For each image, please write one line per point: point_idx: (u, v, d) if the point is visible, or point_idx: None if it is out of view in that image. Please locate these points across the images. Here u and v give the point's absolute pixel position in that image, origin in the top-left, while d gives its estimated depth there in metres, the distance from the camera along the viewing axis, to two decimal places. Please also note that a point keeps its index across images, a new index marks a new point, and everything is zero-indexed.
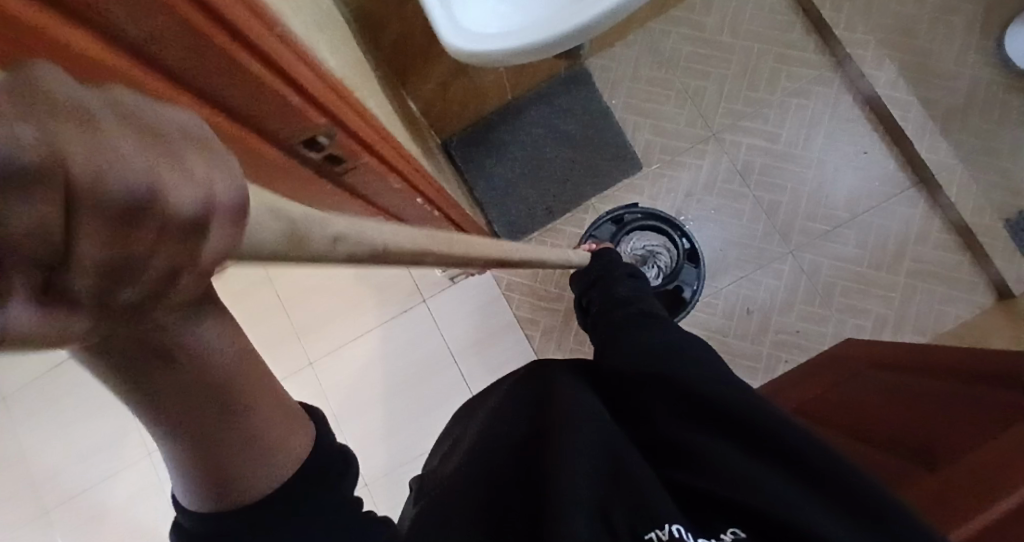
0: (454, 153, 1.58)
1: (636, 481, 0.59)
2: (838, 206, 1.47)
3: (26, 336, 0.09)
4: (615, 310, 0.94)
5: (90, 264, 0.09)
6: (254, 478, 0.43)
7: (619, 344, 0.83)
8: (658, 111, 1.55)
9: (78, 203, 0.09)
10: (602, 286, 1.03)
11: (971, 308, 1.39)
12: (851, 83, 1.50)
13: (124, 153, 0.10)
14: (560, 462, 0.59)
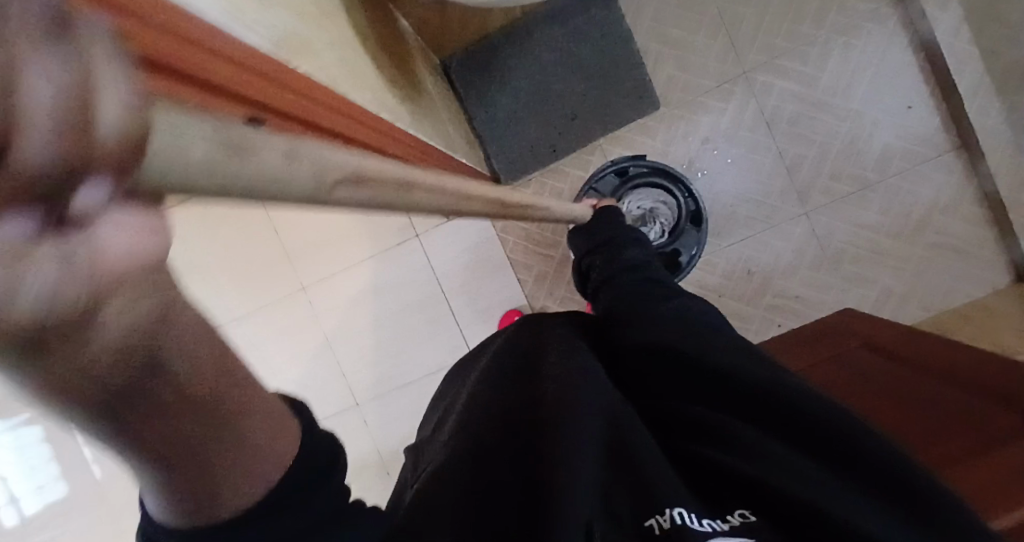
0: (454, 77, 1.43)
1: (635, 457, 0.57)
2: (867, 166, 1.34)
3: None
4: (623, 278, 0.88)
5: None
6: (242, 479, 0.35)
7: (626, 316, 0.79)
8: (686, 41, 1.38)
9: None
10: (606, 249, 0.95)
11: (984, 286, 1.32)
12: (910, 23, 1.31)
13: None
14: (566, 430, 0.56)
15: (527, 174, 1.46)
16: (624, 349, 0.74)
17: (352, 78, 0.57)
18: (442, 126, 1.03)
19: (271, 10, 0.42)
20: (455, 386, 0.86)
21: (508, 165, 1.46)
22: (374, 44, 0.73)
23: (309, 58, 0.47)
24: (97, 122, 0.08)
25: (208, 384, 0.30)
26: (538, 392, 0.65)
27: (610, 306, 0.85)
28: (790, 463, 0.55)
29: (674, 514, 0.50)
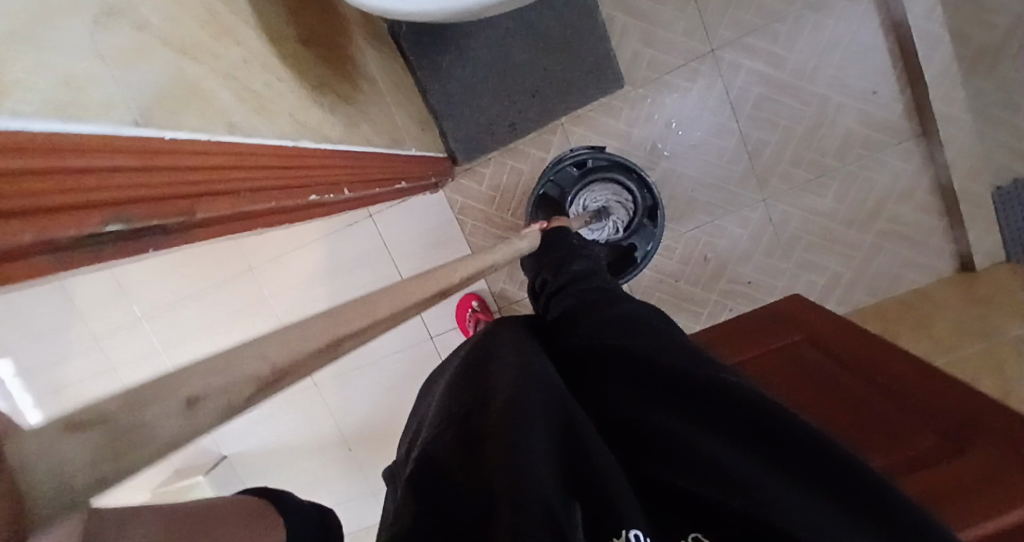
0: (404, 45, 1.31)
1: (587, 469, 0.41)
2: (827, 153, 1.33)
3: None
4: (567, 286, 0.78)
5: None
6: None
7: (575, 322, 0.67)
8: (655, 13, 1.29)
9: None
10: (555, 261, 0.86)
11: (928, 273, 1.38)
12: (884, 2, 1.26)
13: None
14: (515, 422, 0.41)
15: (485, 154, 1.39)
16: (575, 350, 0.60)
17: (260, 111, 0.50)
18: (387, 117, 0.95)
19: (140, 66, 0.36)
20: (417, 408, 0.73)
21: (465, 143, 1.38)
22: (296, 44, 0.65)
23: (203, 108, 0.41)
24: None
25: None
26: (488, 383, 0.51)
27: (552, 316, 0.74)
28: (780, 489, 0.40)
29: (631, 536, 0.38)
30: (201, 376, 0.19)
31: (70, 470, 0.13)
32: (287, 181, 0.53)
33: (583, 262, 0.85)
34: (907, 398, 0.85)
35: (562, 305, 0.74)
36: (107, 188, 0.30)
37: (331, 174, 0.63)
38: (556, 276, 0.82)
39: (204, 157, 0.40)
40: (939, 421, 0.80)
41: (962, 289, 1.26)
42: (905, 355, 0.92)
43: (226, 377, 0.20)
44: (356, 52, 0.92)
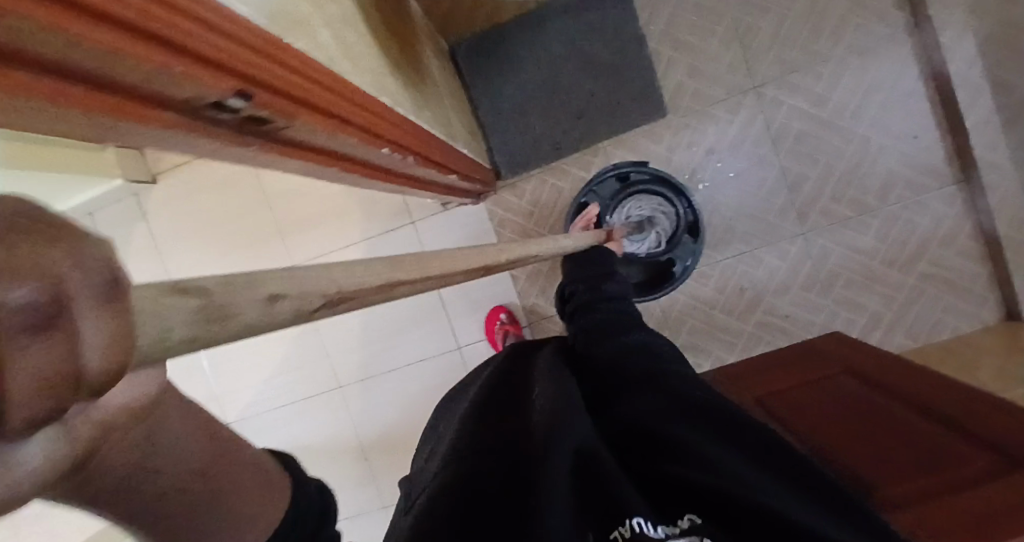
0: (460, 62, 1.41)
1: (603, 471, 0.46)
2: (869, 192, 1.34)
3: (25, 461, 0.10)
4: (596, 304, 0.81)
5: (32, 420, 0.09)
6: None
7: (596, 342, 0.72)
8: (700, 47, 1.36)
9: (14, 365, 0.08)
10: (591, 277, 0.89)
11: (971, 321, 1.33)
12: (923, 51, 1.29)
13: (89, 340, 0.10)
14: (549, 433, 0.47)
15: (527, 169, 1.45)
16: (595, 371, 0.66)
17: (352, 62, 0.55)
18: (444, 115, 1.01)
19: None
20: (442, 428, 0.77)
21: (509, 159, 1.45)
22: (377, 23, 0.72)
23: (310, 36, 0.46)
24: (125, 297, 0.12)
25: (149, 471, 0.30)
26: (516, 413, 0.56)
27: (579, 330, 0.78)
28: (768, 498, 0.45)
29: (632, 523, 0.41)
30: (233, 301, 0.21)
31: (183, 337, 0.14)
32: (369, 138, 0.58)
33: (617, 284, 0.88)
34: (949, 421, 0.81)
35: (586, 322, 0.78)
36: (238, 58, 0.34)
37: (401, 139, 0.68)
38: (589, 290, 0.85)
39: (312, 65, 0.44)
40: (989, 441, 0.74)
41: (1006, 337, 1.22)
42: (948, 386, 0.88)
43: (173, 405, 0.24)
44: (422, 53, 1.00)
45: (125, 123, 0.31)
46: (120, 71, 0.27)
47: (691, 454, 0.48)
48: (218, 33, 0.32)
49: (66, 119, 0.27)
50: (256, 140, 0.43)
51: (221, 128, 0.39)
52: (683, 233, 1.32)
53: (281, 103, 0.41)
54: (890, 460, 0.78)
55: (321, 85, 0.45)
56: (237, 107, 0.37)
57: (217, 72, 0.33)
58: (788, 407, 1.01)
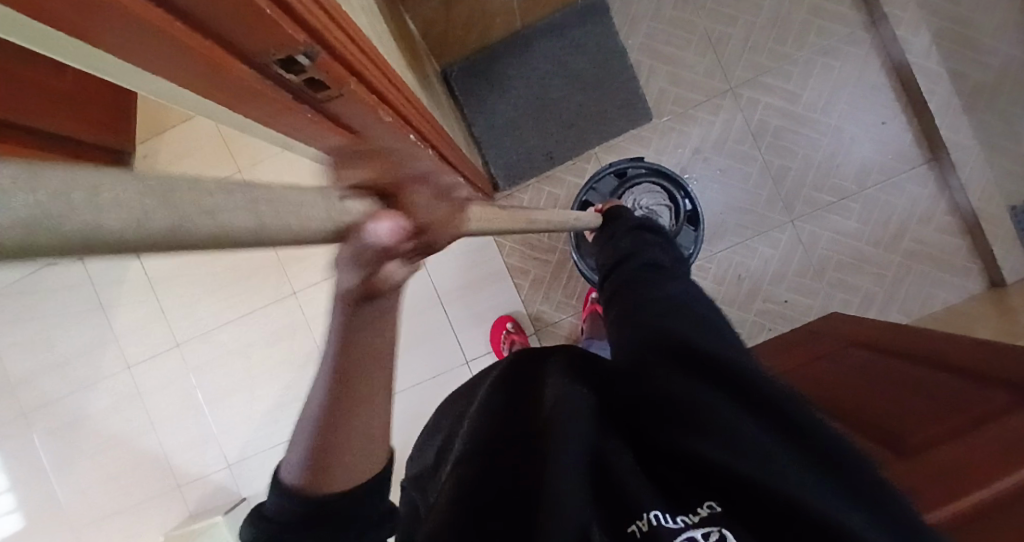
0: (452, 83, 1.46)
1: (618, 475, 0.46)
2: (848, 179, 1.42)
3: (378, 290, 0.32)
4: (622, 264, 0.86)
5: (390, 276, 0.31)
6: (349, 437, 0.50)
7: (629, 294, 0.76)
8: (677, 57, 1.45)
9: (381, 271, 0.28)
10: (615, 241, 0.95)
11: (960, 292, 1.40)
12: (882, 46, 1.40)
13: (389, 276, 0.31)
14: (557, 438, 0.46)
15: (523, 180, 1.49)
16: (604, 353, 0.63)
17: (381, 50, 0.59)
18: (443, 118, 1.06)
19: None
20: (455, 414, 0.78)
21: (506, 170, 1.49)
22: (391, 30, 0.78)
23: None
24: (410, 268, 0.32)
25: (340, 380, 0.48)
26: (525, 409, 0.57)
27: (611, 289, 0.83)
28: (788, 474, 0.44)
29: (649, 517, 0.42)
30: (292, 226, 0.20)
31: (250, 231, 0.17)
32: (402, 125, 0.61)
33: (637, 241, 0.92)
34: (949, 369, 0.84)
35: (614, 283, 0.83)
36: (307, 16, 0.37)
37: (424, 131, 0.71)
38: (614, 255, 0.90)
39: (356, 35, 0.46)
40: (1003, 377, 0.74)
41: (995, 302, 1.28)
42: (941, 340, 0.92)
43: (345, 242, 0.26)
44: (423, 66, 1.05)
45: (208, 66, 0.33)
46: (200, 6, 0.30)
47: (699, 435, 0.47)
48: None
49: (168, 49, 0.30)
50: (308, 108, 0.45)
51: (281, 91, 0.41)
52: (685, 224, 1.38)
53: (335, 71, 0.43)
54: (907, 415, 0.80)
55: (366, 59, 0.48)
56: (302, 65, 0.39)
57: (291, 23, 0.35)
58: (795, 386, 1.05)
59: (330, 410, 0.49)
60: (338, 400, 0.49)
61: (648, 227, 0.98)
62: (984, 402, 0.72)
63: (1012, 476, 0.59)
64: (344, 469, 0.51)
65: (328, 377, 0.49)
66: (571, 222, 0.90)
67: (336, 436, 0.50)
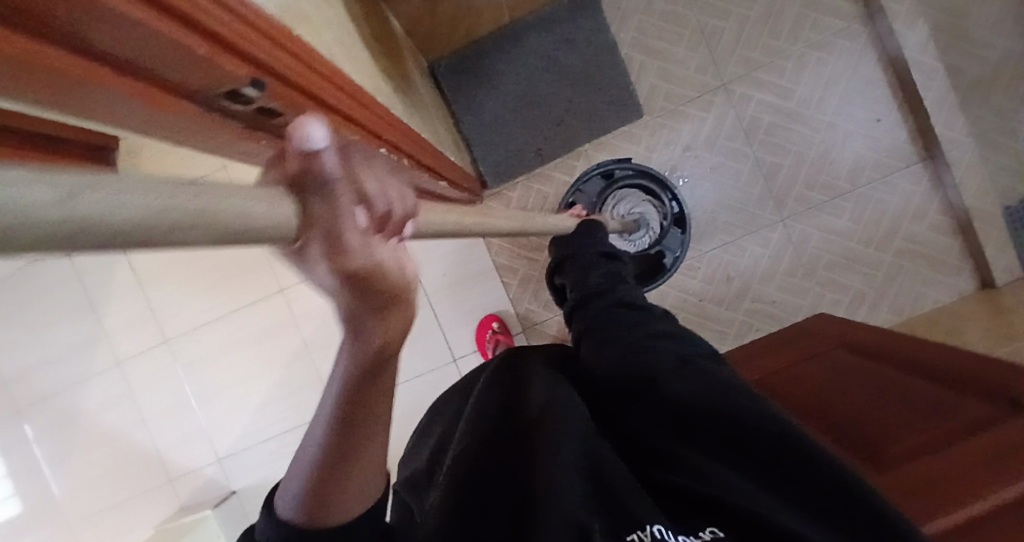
0: (441, 78, 1.44)
1: (615, 486, 0.48)
2: (840, 176, 1.40)
3: (333, 214, 0.23)
4: (587, 300, 0.81)
5: (327, 194, 0.23)
6: (352, 480, 0.46)
7: (596, 336, 0.71)
8: (668, 52, 1.42)
9: (307, 180, 0.23)
10: (577, 268, 0.92)
11: (950, 291, 1.39)
12: (878, 40, 1.37)
13: (338, 186, 0.23)
14: (557, 452, 0.48)
15: (512, 177, 1.47)
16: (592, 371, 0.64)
17: (350, 64, 0.57)
18: (430, 121, 1.04)
19: None
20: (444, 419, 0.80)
21: (495, 168, 1.47)
22: (367, 35, 0.76)
23: (313, 34, 0.47)
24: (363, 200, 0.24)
25: (338, 420, 0.44)
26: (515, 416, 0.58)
27: (577, 329, 0.78)
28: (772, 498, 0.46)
29: (653, 530, 0.43)
30: (101, 189, 0.11)
31: (48, 205, 0.09)
32: (371, 140, 0.59)
33: (602, 271, 0.89)
34: (936, 376, 0.85)
35: (580, 322, 0.78)
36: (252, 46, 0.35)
37: (397, 139, 0.68)
38: (578, 289, 0.86)
39: (313, 57, 0.44)
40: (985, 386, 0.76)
41: (985, 302, 1.27)
42: (923, 344, 0.94)
43: (221, 198, 0.17)
44: (406, 67, 1.03)
45: (147, 110, 0.32)
46: (142, 62, 0.29)
47: (695, 463, 0.51)
48: (237, 16, 0.34)
49: (97, 99, 0.29)
50: (265, 136, 0.44)
51: (230, 123, 0.40)
52: (672, 227, 1.40)
53: (288, 95, 0.41)
54: (893, 420, 0.80)
55: (326, 79, 0.47)
56: (251, 94, 0.38)
57: (240, 54, 0.34)
58: (779, 388, 1.05)
59: (327, 451, 0.45)
60: (336, 441, 0.44)
61: (608, 252, 0.96)
62: (966, 411, 0.74)
63: (1016, 483, 0.58)
64: (353, 490, 0.47)
65: (328, 416, 0.44)
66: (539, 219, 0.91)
67: (342, 468, 0.45)
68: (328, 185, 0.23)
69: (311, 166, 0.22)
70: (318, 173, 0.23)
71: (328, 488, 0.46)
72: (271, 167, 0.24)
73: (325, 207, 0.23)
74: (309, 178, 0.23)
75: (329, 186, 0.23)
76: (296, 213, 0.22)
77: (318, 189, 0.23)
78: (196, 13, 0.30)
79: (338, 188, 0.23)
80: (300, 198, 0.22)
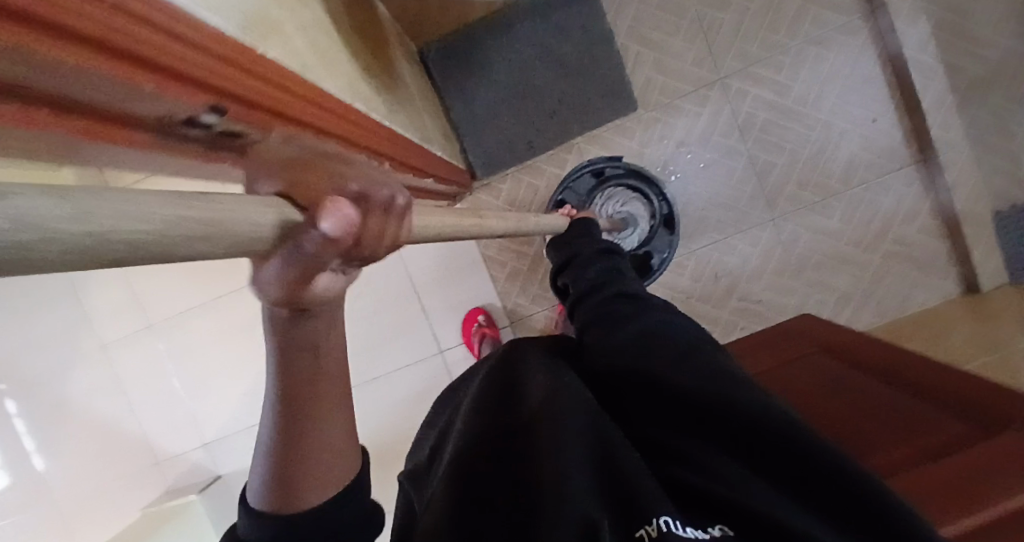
0: (430, 65, 1.39)
1: (623, 471, 0.40)
2: (833, 177, 1.39)
3: (312, 256, 0.25)
4: (590, 292, 0.77)
5: (316, 244, 0.24)
6: (316, 463, 0.49)
7: (599, 322, 0.66)
8: (665, 43, 1.38)
9: (303, 226, 0.24)
10: (579, 264, 0.89)
11: (936, 294, 1.40)
12: (879, 37, 1.34)
13: (329, 242, 0.25)
14: (557, 433, 0.41)
15: (503, 169, 1.44)
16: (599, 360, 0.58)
17: (327, 72, 0.55)
18: (417, 116, 1.01)
19: None
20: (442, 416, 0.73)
21: (485, 160, 1.44)
22: (348, 31, 0.73)
23: (283, 44, 0.45)
24: (340, 255, 0.26)
25: (293, 406, 0.47)
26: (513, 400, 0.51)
27: (579, 320, 0.73)
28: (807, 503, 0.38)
29: (659, 522, 0.35)
30: (113, 208, 0.11)
31: (63, 223, 0.09)
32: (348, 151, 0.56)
33: (604, 265, 0.85)
34: (911, 388, 0.86)
35: (582, 312, 0.74)
36: (215, 74, 0.34)
37: (377, 145, 0.66)
38: (580, 283, 0.83)
39: (285, 78, 0.43)
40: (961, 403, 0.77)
41: (969, 307, 1.29)
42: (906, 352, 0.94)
43: (215, 210, 0.18)
44: (392, 57, 1.00)
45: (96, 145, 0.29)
46: (92, 101, 0.27)
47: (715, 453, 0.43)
48: (197, 47, 0.32)
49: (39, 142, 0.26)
50: (227, 156, 0.42)
51: (190, 148, 0.38)
52: (660, 227, 1.39)
53: (249, 115, 0.39)
54: (870, 435, 0.81)
55: (294, 94, 0.45)
56: (209, 118, 0.36)
57: (198, 82, 0.32)
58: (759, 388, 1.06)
59: (284, 436, 0.48)
60: (293, 426, 0.48)
61: (608, 247, 0.93)
62: (941, 430, 0.75)
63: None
64: (318, 468, 0.49)
65: (277, 405, 0.48)
66: (531, 223, 0.90)
67: (302, 452, 0.48)
68: (319, 240, 0.24)
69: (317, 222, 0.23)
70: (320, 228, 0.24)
71: (292, 474, 0.48)
72: (297, 189, 0.26)
73: (297, 251, 0.25)
74: (307, 227, 0.24)
75: (321, 238, 0.24)
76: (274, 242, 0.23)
77: (308, 241, 0.25)
78: (151, 48, 0.28)
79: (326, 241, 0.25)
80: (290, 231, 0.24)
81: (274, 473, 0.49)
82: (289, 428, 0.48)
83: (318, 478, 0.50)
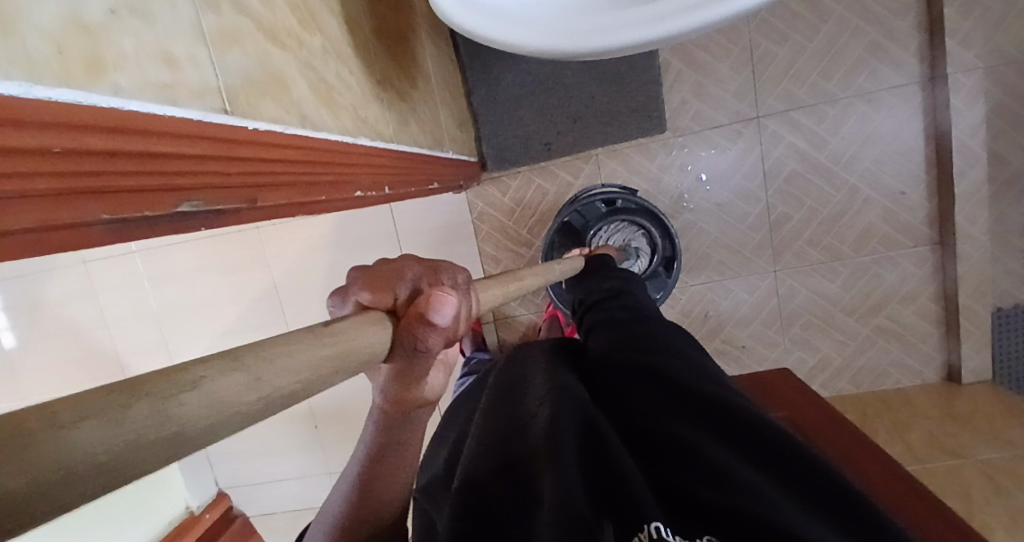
0: (459, 40, 1.30)
1: (618, 475, 0.39)
2: (845, 241, 1.35)
3: (420, 343, 0.34)
4: (602, 300, 0.81)
5: (425, 330, 0.34)
6: (386, 495, 0.57)
7: (609, 330, 0.68)
8: (710, 67, 1.30)
9: (412, 318, 0.33)
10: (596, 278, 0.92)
11: (914, 376, 1.40)
12: (931, 108, 1.27)
13: (435, 325, 0.34)
14: (556, 437, 0.42)
15: (514, 166, 1.38)
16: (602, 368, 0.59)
17: (330, 106, 0.51)
18: (433, 117, 0.95)
19: (234, 55, 0.36)
20: (442, 431, 0.74)
21: (498, 154, 1.38)
22: (368, 34, 0.67)
23: (279, 97, 0.42)
24: (441, 337, 0.35)
25: (378, 452, 0.54)
26: (517, 406, 0.52)
27: (586, 325, 0.77)
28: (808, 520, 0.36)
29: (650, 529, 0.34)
30: (226, 376, 0.18)
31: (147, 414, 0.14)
32: (338, 186, 0.53)
33: (615, 280, 0.88)
34: None
35: (591, 319, 0.77)
36: (184, 168, 0.31)
37: (375, 173, 0.62)
38: (591, 293, 0.86)
39: (276, 147, 0.40)
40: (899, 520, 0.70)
41: (939, 399, 1.30)
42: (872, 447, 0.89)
43: (341, 341, 0.28)
44: (416, 44, 0.93)
45: None
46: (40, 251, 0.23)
47: (717, 461, 0.40)
48: (161, 145, 0.28)
49: None
50: None
51: None
52: (659, 269, 1.33)
53: (227, 190, 0.35)
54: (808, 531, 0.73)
55: (287, 147, 0.42)
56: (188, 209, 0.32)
57: (162, 177, 0.29)
58: None
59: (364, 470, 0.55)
60: (371, 464, 0.55)
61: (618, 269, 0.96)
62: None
63: None
64: (391, 492, 0.57)
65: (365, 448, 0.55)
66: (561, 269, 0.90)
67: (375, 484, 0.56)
68: (430, 328, 0.34)
69: (422, 312, 0.33)
70: (424, 316, 0.33)
71: (365, 498, 0.56)
72: (368, 292, 0.36)
73: (412, 346, 0.34)
74: (414, 317, 0.33)
75: (430, 325, 0.34)
76: (390, 342, 0.33)
77: (415, 336, 0.34)
78: (102, 170, 0.24)
79: (432, 328, 0.34)
80: (398, 329, 0.34)
81: (352, 493, 0.56)
82: (370, 461, 0.55)
83: (388, 496, 0.57)
